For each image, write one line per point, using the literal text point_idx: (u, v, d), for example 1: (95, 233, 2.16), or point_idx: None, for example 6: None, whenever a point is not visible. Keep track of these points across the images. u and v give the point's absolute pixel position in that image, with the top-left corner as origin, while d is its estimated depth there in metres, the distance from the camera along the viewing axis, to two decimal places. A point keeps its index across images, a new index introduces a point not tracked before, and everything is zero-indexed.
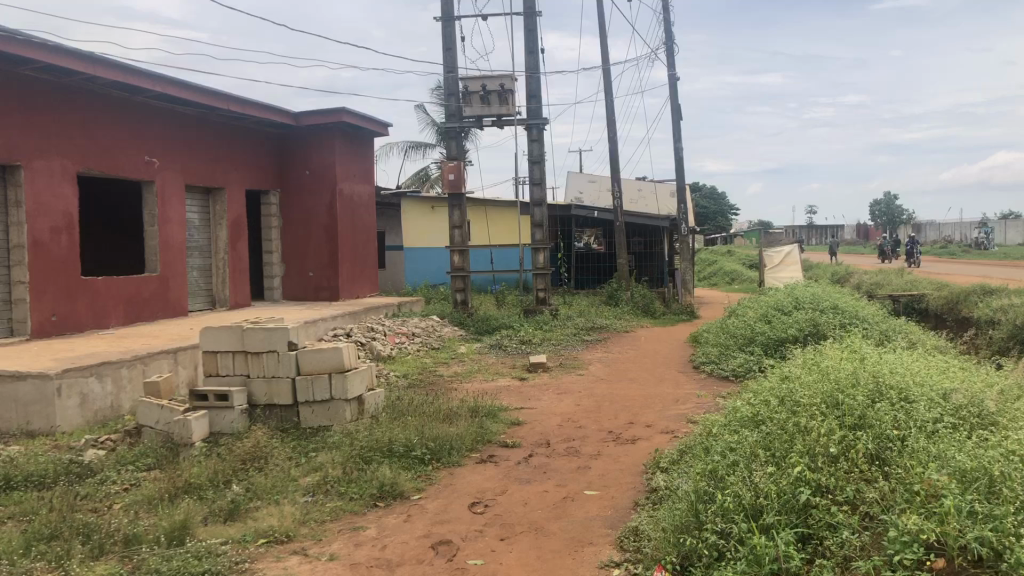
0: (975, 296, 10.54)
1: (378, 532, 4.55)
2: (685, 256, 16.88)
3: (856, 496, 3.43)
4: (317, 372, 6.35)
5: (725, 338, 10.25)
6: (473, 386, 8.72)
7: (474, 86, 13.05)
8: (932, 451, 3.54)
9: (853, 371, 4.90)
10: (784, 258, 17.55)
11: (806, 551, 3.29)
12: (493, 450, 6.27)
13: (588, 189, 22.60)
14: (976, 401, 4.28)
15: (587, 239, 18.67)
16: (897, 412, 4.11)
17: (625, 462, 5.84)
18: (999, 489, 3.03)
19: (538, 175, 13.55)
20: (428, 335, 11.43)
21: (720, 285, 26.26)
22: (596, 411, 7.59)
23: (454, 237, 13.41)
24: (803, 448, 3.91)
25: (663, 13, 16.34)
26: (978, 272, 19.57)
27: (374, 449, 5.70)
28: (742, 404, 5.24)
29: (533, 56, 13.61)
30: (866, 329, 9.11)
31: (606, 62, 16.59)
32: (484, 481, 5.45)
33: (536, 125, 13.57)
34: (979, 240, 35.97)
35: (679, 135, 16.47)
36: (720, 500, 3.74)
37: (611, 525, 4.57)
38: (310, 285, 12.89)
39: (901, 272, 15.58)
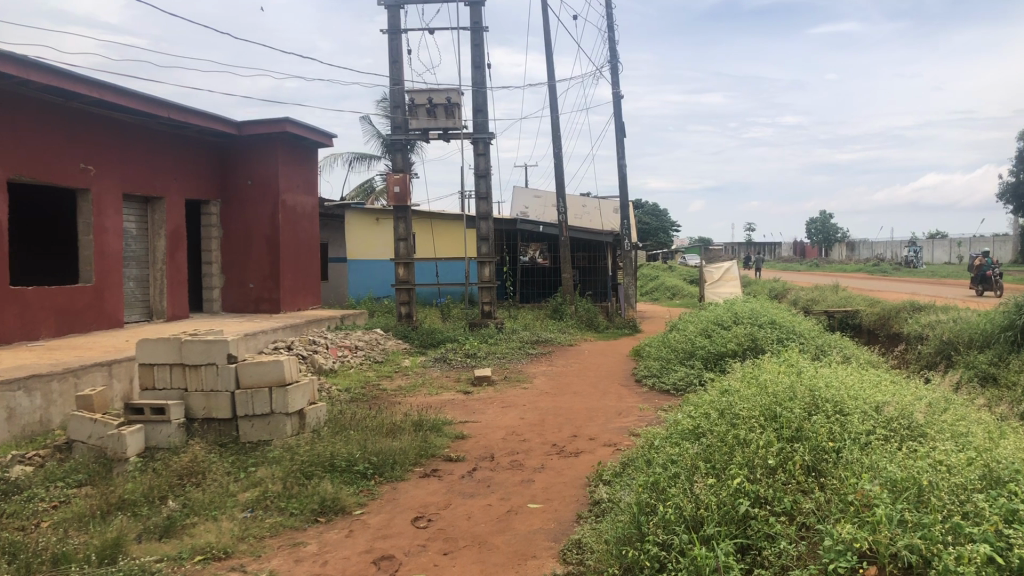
0: (905, 313, 10.91)
1: (320, 548, 4.49)
2: (628, 270, 17.16)
3: (794, 507, 3.51)
4: (257, 385, 6.25)
5: (666, 352, 10.40)
6: (417, 400, 8.67)
7: (420, 99, 13.05)
8: (865, 462, 3.66)
9: (790, 385, 5.02)
10: (723, 274, 17.89)
11: (746, 561, 3.35)
12: (436, 464, 6.24)
13: (533, 204, 22.77)
14: (906, 413, 4.43)
15: (532, 253, 18.71)
16: (832, 424, 4.22)
17: (568, 475, 5.88)
18: (927, 499, 3.14)
19: (484, 189, 13.59)
20: (372, 349, 11.34)
21: (663, 300, 26.65)
22: (541, 424, 7.61)
23: (399, 249, 13.34)
24: (742, 460, 4.00)
25: (607, 31, 16.59)
26: (909, 290, 20.27)
27: (315, 463, 5.63)
28: (683, 417, 5.32)
29: (479, 70, 13.67)
30: (802, 343, 9.35)
31: (551, 78, 16.75)
32: (427, 496, 5.41)
33: (482, 139, 13.62)
34: (909, 258, 37.21)
35: (623, 152, 16.69)
36: (662, 511, 3.79)
37: (554, 539, 4.58)
38: (250, 297, 12.67)
39: (836, 289, 16.04)
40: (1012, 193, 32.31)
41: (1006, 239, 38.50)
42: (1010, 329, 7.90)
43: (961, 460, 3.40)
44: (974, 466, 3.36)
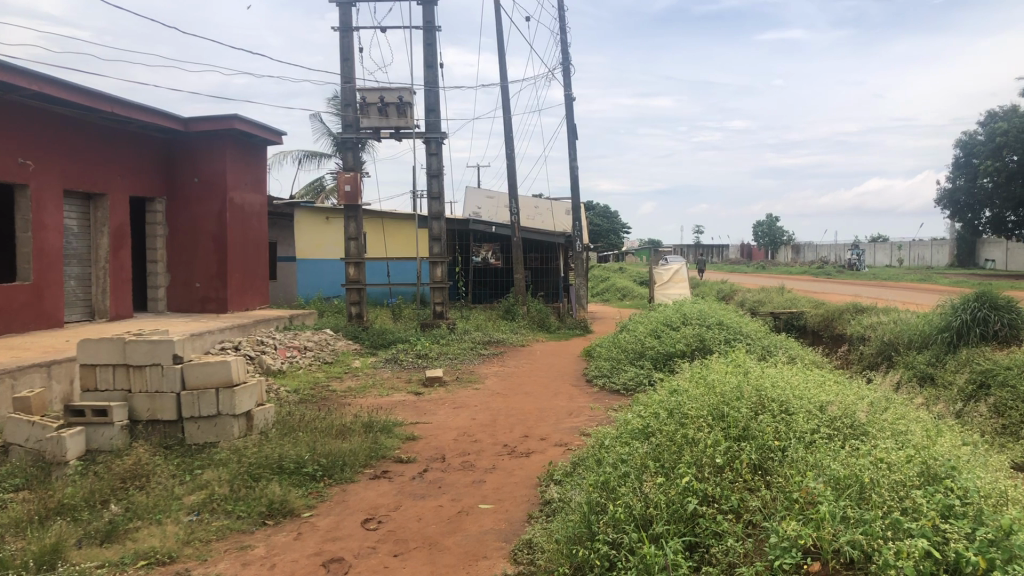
0: (848, 314, 11.17)
1: (268, 551, 4.43)
2: (579, 271, 17.27)
3: (740, 505, 3.58)
4: (203, 386, 6.13)
5: (616, 352, 10.49)
6: (367, 401, 8.59)
7: (372, 97, 12.96)
8: (810, 460, 3.74)
9: (737, 385, 5.11)
10: (673, 276, 18.11)
11: (694, 559, 3.40)
12: (387, 465, 6.20)
13: (485, 205, 22.78)
14: (849, 413, 4.54)
15: (484, 253, 18.73)
16: (777, 424, 4.31)
17: (520, 476, 5.89)
18: (868, 495, 3.22)
19: (436, 189, 13.54)
20: (321, 349, 11.22)
21: (614, 301, 26.88)
22: (492, 425, 7.62)
23: (350, 249, 13.22)
24: (690, 459, 4.05)
25: (560, 33, 16.67)
26: (851, 291, 20.77)
27: (263, 466, 5.55)
28: (633, 417, 5.37)
29: (431, 69, 13.62)
30: (749, 344, 9.52)
31: (504, 79, 16.77)
32: (377, 498, 5.38)
33: (434, 139, 13.58)
34: (852, 260, 38.18)
35: (574, 154, 16.79)
36: (612, 510, 3.82)
37: (505, 539, 4.58)
38: (196, 297, 12.43)
39: (782, 291, 16.36)
40: (949, 198, 33.38)
41: (943, 243, 39.75)
42: (947, 330, 8.15)
43: (901, 458, 3.50)
44: (912, 463, 3.45)
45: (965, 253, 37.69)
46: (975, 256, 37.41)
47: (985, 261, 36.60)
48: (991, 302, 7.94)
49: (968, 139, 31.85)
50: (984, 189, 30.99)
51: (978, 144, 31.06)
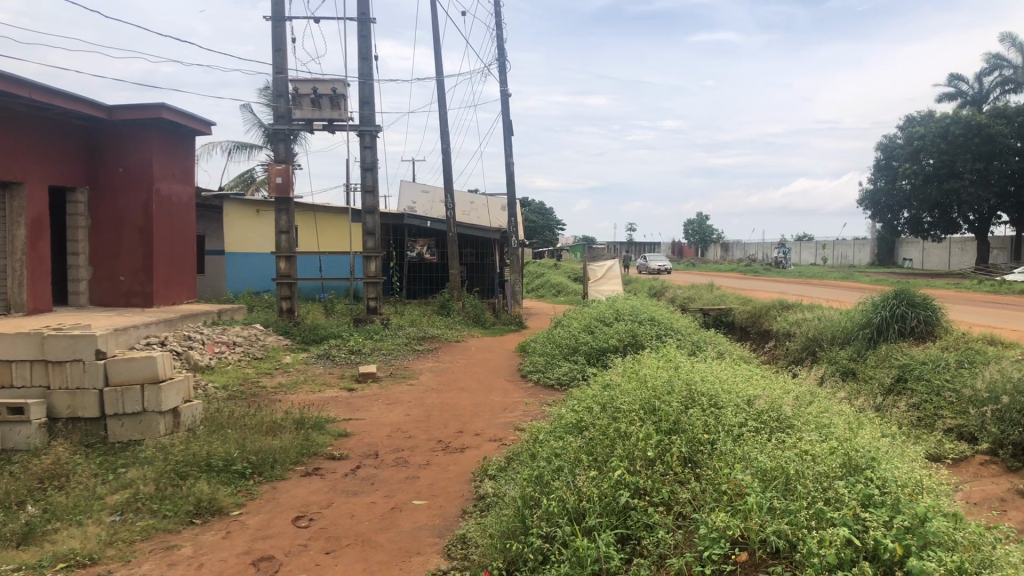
0: (774, 311, 11.48)
1: (195, 550, 4.33)
2: (515, 267, 17.37)
3: (671, 497, 3.64)
4: (128, 382, 5.94)
5: (551, 348, 10.56)
6: (298, 398, 8.45)
7: (304, 89, 12.74)
8: (738, 453, 3.84)
9: (668, 379, 5.21)
10: (606, 273, 18.33)
11: (626, 550, 3.44)
12: (318, 462, 6.11)
13: (420, 199, 22.66)
14: (775, 406, 4.67)
15: (419, 248, 18.59)
16: (707, 417, 4.41)
17: (454, 471, 5.89)
18: (793, 486, 3.32)
19: (371, 182, 13.40)
20: (251, 345, 11.00)
21: (548, 297, 27.04)
22: (426, 420, 7.59)
23: (281, 243, 12.97)
24: (623, 452, 4.11)
25: (496, 29, 16.66)
26: (778, 289, 21.36)
27: (190, 463, 5.41)
28: (567, 411, 5.42)
29: (366, 62, 13.46)
30: (680, 339, 9.70)
31: (440, 73, 16.68)
32: (309, 495, 5.30)
33: (368, 132, 13.43)
34: (778, 258, 39.23)
35: (510, 150, 16.82)
36: (546, 504, 3.85)
37: (438, 534, 4.58)
38: (119, 290, 12.03)
39: (711, 288, 16.71)
40: (870, 199, 34.61)
41: (864, 243, 41.19)
42: (868, 326, 8.46)
43: (825, 450, 3.62)
44: (835, 455, 3.57)
45: (885, 253, 39.11)
46: (895, 256, 38.85)
47: (903, 260, 38.06)
48: (908, 299, 8.27)
49: (888, 143, 33.14)
50: (902, 191, 32.20)
51: (897, 148, 32.31)
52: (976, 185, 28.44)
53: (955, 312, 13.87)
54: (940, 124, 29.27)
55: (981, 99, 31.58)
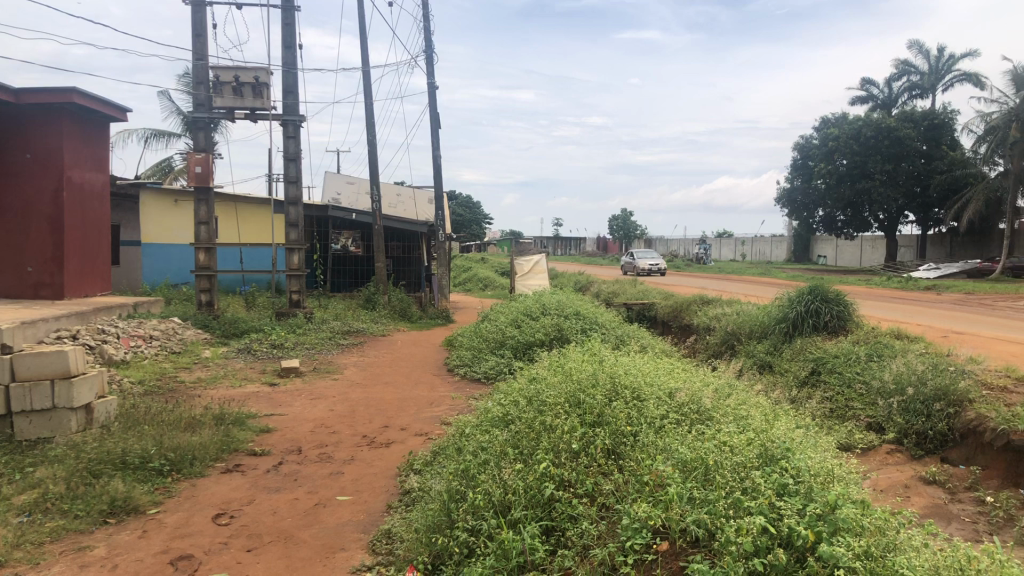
0: (695, 305, 11.76)
1: (109, 551, 4.19)
2: (441, 261, 17.34)
3: (595, 489, 3.72)
4: (37, 378, 5.71)
5: (477, 342, 10.57)
6: (218, 393, 8.26)
7: (225, 76, 12.42)
8: (659, 445, 3.94)
9: (593, 372, 5.30)
10: (533, 267, 18.43)
11: (550, 542, 3.49)
12: (240, 458, 5.99)
13: (346, 191, 22.36)
14: (695, 399, 4.79)
15: (344, 240, 18.43)
16: (630, 410, 4.51)
17: (379, 466, 5.85)
18: (712, 477, 3.42)
19: (294, 173, 13.16)
20: (168, 339, 10.68)
21: (475, 290, 27.07)
22: (351, 415, 7.52)
23: (200, 234, 12.61)
24: (548, 445, 4.16)
25: (423, 21, 16.55)
26: (700, 284, 21.84)
27: (104, 461, 5.24)
28: (493, 405, 5.46)
29: (290, 51, 13.20)
30: (604, 334, 9.86)
31: (366, 63, 16.47)
32: (230, 492, 5.20)
33: (291, 122, 13.19)
34: (700, 255, 40.17)
35: (437, 144, 16.75)
36: (471, 497, 3.87)
37: (363, 530, 4.55)
38: (27, 282, 11.51)
39: (635, 283, 16.99)
40: (787, 198, 35.76)
41: (781, 240, 42.51)
42: (784, 321, 8.75)
43: (743, 440, 3.75)
44: (752, 446, 3.69)
45: (799, 249, 40.49)
46: (809, 252, 40.26)
47: (817, 257, 39.44)
48: (822, 295, 8.57)
49: (804, 143, 34.28)
50: (817, 190, 33.30)
51: (813, 148, 33.47)
52: (886, 186, 29.67)
53: (863, 306, 14.52)
54: (853, 126, 30.40)
55: (890, 103, 32.93)
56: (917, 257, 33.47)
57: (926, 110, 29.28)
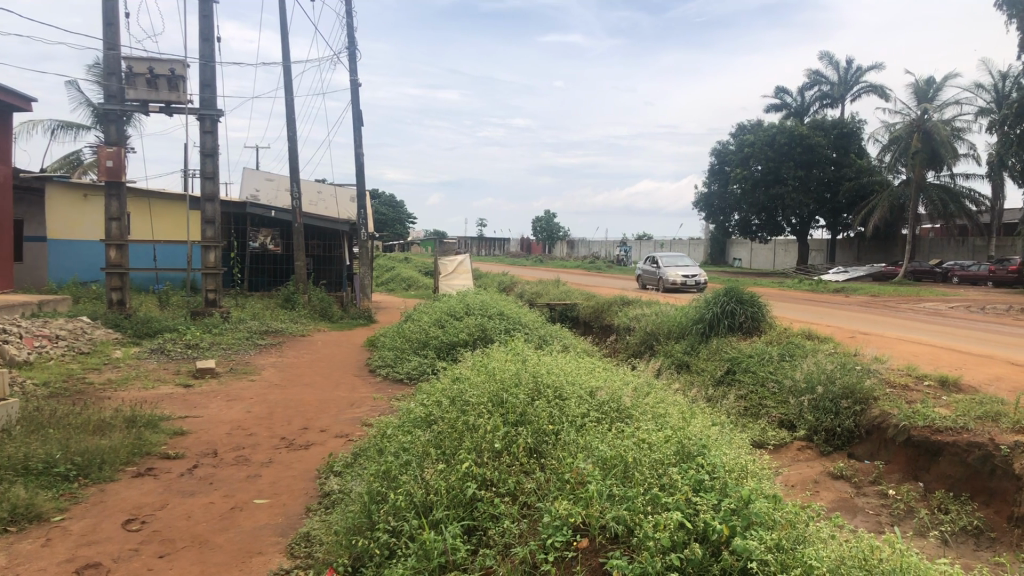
0: (616, 306, 11.96)
1: (9, 561, 4.00)
2: (363, 261, 17.17)
3: (517, 488, 3.75)
4: None
5: (400, 342, 10.51)
6: (130, 395, 7.97)
7: (139, 67, 12.03)
8: (579, 443, 4.01)
9: (516, 372, 5.34)
10: (457, 267, 18.40)
11: (471, 542, 3.50)
12: (152, 462, 5.80)
13: (264, 188, 21.88)
14: (616, 398, 4.88)
15: (262, 239, 17.86)
16: (551, 409, 4.56)
17: (298, 468, 5.76)
18: (631, 474, 3.48)
19: (211, 169, 12.82)
20: (76, 339, 10.25)
21: (397, 291, 26.87)
22: (269, 417, 7.36)
23: (111, 230, 12.13)
24: (470, 445, 4.16)
25: (346, 17, 16.33)
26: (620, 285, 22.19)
27: (5, 467, 5.00)
28: (416, 405, 5.43)
29: (208, 43, 12.86)
30: (527, 333, 9.94)
31: (287, 58, 16.16)
32: (141, 496, 5.03)
33: (209, 116, 12.84)
34: (620, 257, 40.83)
35: (359, 143, 16.56)
36: (393, 499, 3.83)
37: (281, 533, 4.47)
38: None
39: (557, 283, 17.15)
40: (704, 202, 36.66)
41: (698, 242, 43.57)
42: (700, 321, 8.97)
43: (660, 438, 3.83)
44: (670, 443, 3.77)
45: (715, 251, 41.55)
46: (724, 255, 41.41)
47: (733, 260, 40.61)
48: (737, 296, 8.82)
49: (721, 148, 35.16)
50: (733, 195, 34.24)
51: (729, 154, 34.39)
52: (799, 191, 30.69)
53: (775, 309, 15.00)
54: (768, 133, 31.33)
55: (802, 111, 34.16)
56: (826, 260, 34.78)
57: (836, 119, 30.47)
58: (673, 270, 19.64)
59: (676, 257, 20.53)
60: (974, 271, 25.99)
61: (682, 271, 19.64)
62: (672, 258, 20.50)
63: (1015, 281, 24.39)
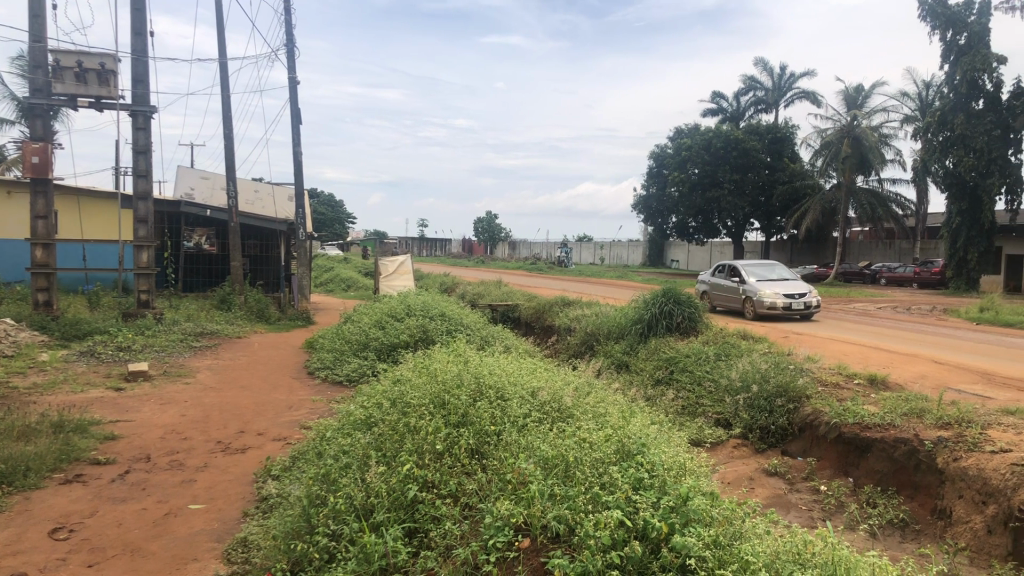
0: (557, 307, 12.03)
1: None
2: (302, 261, 16.92)
3: (458, 489, 3.76)
4: None
5: (339, 343, 10.39)
6: (57, 399, 7.69)
7: (67, 61, 11.66)
8: (521, 443, 4.03)
9: (458, 373, 5.34)
10: (398, 268, 18.28)
11: (413, 544, 3.48)
12: (81, 469, 5.62)
13: (199, 186, 21.40)
14: (557, 398, 4.93)
15: (197, 238, 17.55)
16: (493, 409, 4.57)
17: (234, 472, 5.65)
18: (572, 473, 3.52)
19: (144, 166, 12.48)
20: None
21: (337, 292, 26.58)
22: (204, 421, 7.20)
23: (37, 229, 11.71)
24: (411, 447, 4.14)
25: (284, 14, 16.08)
26: (560, 287, 22.38)
27: None
28: (355, 408, 5.35)
29: (140, 37, 12.52)
30: (468, 334, 9.94)
31: (223, 55, 15.83)
32: (69, 505, 4.87)
33: (141, 112, 12.52)
34: (561, 258, 41.15)
35: (298, 141, 16.32)
36: (332, 502, 3.78)
37: (217, 539, 4.38)
38: None
39: (499, 284, 17.14)
40: (643, 205, 37.11)
41: (637, 244, 44.22)
42: (639, 322, 9.08)
43: (601, 437, 3.88)
44: (610, 442, 3.82)
45: (654, 253, 42.18)
46: (663, 257, 42.03)
47: (671, 261, 41.28)
48: (675, 297, 8.97)
49: (660, 152, 35.66)
50: (671, 198, 34.73)
51: (667, 157, 34.92)
52: (734, 195, 31.30)
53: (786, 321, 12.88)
54: (705, 137, 31.75)
55: (737, 116, 34.88)
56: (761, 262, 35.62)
57: (770, 124, 31.19)
58: (769, 286, 12.62)
59: (763, 266, 13.47)
60: (900, 272, 26.87)
61: (781, 289, 12.62)
62: (761, 268, 13.38)
63: (939, 282, 25.33)
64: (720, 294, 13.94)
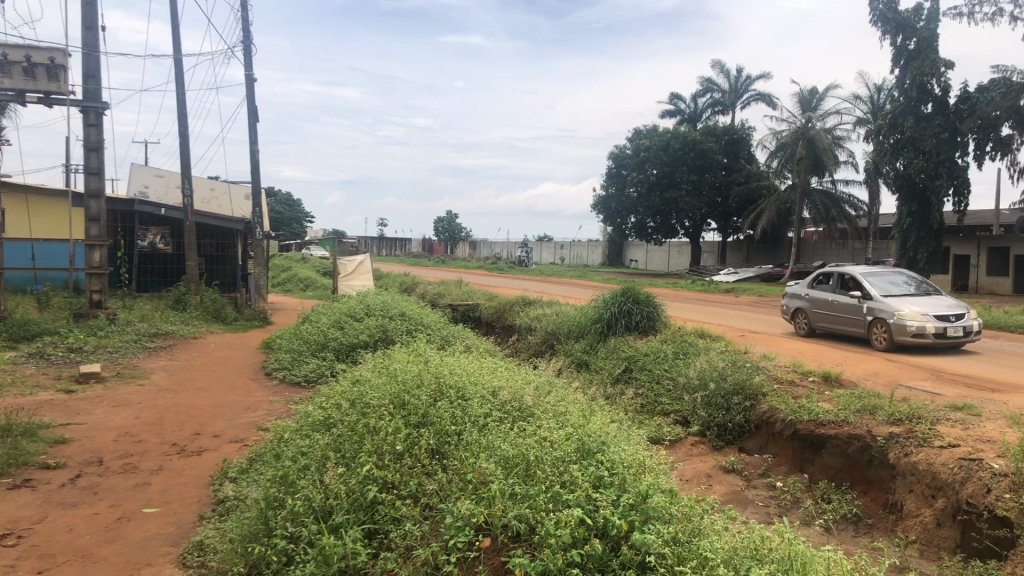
0: (517, 307, 12.03)
1: None
2: (259, 261, 16.69)
3: (418, 489, 3.74)
4: None
5: (297, 343, 10.28)
6: (4, 402, 7.48)
7: (15, 55, 11.37)
8: (482, 443, 4.03)
9: (418, 373, 5.31)
10: (357, 268, 18.13)
11: (373, 545, 3.46)
12: (29, 473, 5.47)
13: (154, 184, 21.01)
14: (517, 397, 4.93)
15: (151, 238, 17.04)
16: (454, 409, 4.55)
17: (190, 475, 5.55)
18: (533, 471, 3.53)
19: (95, 164, 12.21)
20: None
21: (295, 291, 26.28)
22: (159, 423, 7.07)
23: None
24: (371, 448, 4.10)
25: (241, 10, 15.85)
26: (520, 287, 22.41)
27: None
28: (314, 409, 5.29)
29: (90, 32, 12.25)
30: (429, 334, 9.90)
31: (178, 51, 15.56)
32: (17, 510, 4.74)
33: (92, 108, 12.25)
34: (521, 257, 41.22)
35: (255, 139, 16.10)
36: (290, 504, 3.74)
37: (173, 543, 4.30)
38: None
39: (459, 283, 17.07)
40: (602, 205, 37.28)
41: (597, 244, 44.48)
42: (599, 321, 9.13)
43: (561, 436, 3.89)
44: (570, 440, 3.83)
45: (613, 253, 42.47)
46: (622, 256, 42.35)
47: (630, 261, 41.60)
48: (634, 296, 9.05)
49: (618, 152, 35.90)
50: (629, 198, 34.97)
51: (626, 158, 35.18)
52: (692, 195, 31.64)
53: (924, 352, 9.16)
54: (663, 138, 32.12)
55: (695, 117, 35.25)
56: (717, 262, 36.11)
57: (727, 125, 31.63)
58: (906, 303, 8.83)
59: (886, 273, 9.63)
60: None
61: (927, 306, 8.77)
62: (882, 278, 9.50)
63: None
64: (824, 314, 10.09)
